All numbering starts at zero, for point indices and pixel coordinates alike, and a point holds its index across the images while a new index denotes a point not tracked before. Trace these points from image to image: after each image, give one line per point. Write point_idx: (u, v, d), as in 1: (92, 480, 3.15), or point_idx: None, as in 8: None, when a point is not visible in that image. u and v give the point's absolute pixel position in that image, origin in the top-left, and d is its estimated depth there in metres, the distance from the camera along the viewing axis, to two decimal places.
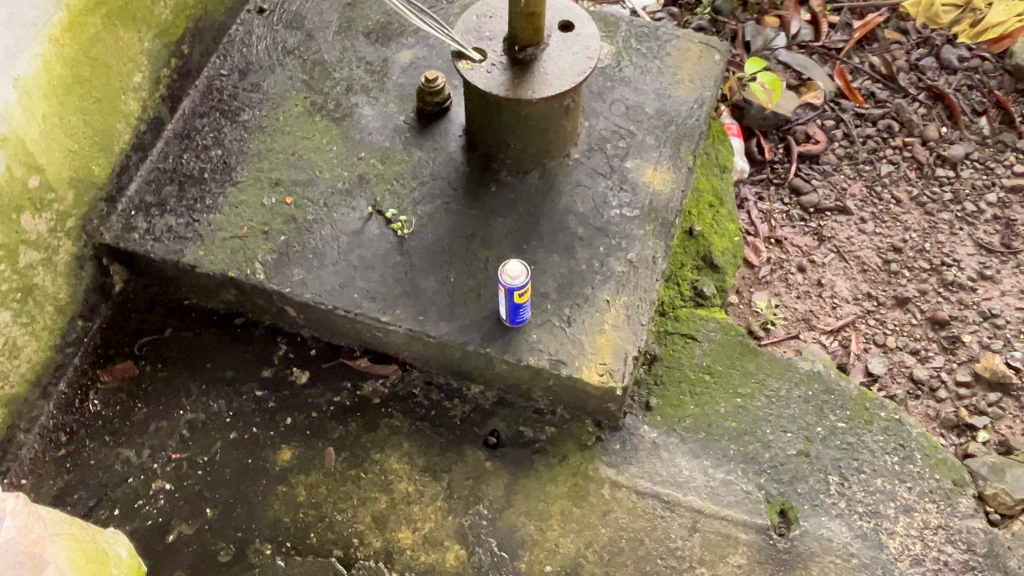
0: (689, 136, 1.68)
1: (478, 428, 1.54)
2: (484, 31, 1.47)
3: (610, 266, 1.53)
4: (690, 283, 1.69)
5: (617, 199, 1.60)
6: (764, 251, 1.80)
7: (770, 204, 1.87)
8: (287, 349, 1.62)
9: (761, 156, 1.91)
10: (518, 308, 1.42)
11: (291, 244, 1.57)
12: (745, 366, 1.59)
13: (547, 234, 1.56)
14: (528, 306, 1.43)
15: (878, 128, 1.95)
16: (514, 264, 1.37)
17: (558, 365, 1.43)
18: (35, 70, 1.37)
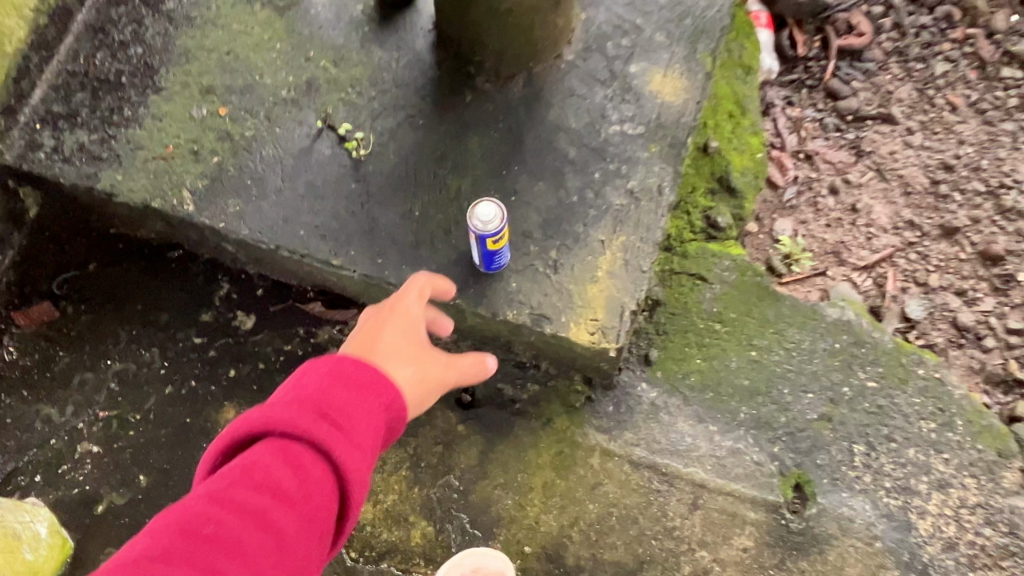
0: (708, 32, 1.37)
1: (450, 384, 1.33)
2: None
3: (606, 198, 1.27)
4: (701, 211, 1.43)
5: (618, 113, 1.32)
6: (791, 168, 1.53)
7: (801, 111, 1.58)
8: (229, 288, 1.40)
9: (793, 52, 1.60)
10: (495, 254, 1.18)
11: (225, 167, 1.31)
12: (763, 313, 1.36)
13: (532, 156, 1.30)
14: (506, 251, 1.19)
15: (936, 16, 1.61)
16: (486, 206, 1.11)
17: (540, 322, 1.21)
18: None
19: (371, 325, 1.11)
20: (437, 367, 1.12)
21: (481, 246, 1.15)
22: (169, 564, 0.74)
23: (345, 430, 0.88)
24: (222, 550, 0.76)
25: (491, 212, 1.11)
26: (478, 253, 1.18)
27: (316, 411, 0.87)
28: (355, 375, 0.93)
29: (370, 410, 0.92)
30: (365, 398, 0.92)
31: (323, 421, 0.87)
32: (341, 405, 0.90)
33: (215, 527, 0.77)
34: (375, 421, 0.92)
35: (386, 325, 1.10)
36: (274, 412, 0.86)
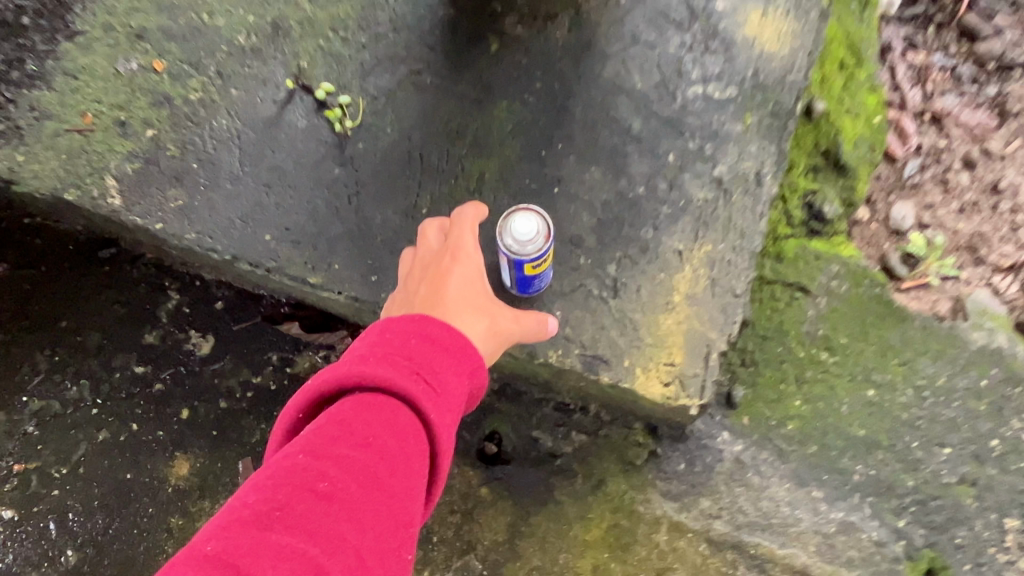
0: None
1: (468, 432, 1.03)
2: None
3: (684, 190, 0.92)
4: (801, 197, 1.08)
5: (700, 68, 0.96)
6: (914, 135, 1.16)
7: (928, 56, 1.20)
8: (180, 299, 1.06)
9: None
10: (534, 275, 0.84)
11: (163, 145, 0.96)
12: (884, 338, 1.02)
13: (581, 131, 0.94)
14: (547, 270, 0.85)
15: None
16: (522, 222, 0.76)
17: (595, 368, 0.88)
18: None
19: (427, 281, 0.82)
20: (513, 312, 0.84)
21: (516, 269, 0.81)
22: (279, 536, 0.50)
23: (438, 392, 0.66)
24: (340, 516, 0.53)
25: (531, 224, 0.77)
26: (511, 277, 0.83)
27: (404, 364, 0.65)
28: (434, 329, 0.70)
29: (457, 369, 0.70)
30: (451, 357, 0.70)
31: (414, 377, 0.64)
32: (428, 360, 0.67)
33: (324, 488, 0.54)
34: (464, 383, 0.70)
35: (446, 272, 0.81)
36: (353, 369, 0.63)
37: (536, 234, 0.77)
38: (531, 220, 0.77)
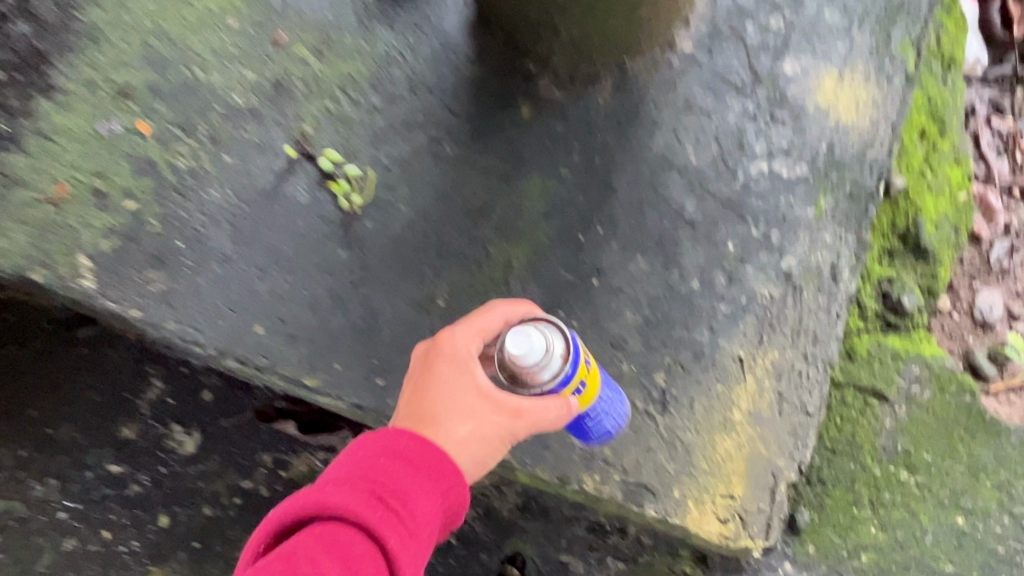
0: (909, 10, 0.88)
1: (487, 553, 0.88)
2: None
3: (748, 285, 0.79)
4: (875, 284, 0.93)
5: (765, 141, 0.83)
6: (1002, 213, 1.02)
7: (1013, 123, 1.07)
8: (163, 391, 0.94)
9: (1005, 34, 1.07)
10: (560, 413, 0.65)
11: (144, 218, 0.82)
12: (975, 456, 0.88)
13: (626, 212, 0.81)
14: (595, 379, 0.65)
15: None
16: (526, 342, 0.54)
17: (639, 497, 0.74)
18: None
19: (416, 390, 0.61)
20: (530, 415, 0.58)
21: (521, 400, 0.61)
22: None
23: (409, 517, 0.52)
24: None
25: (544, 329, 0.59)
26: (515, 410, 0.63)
27: (365, 488, 0.52)
28: (410, 439, 0.55)
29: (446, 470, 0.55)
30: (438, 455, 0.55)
31: (375, 499, 0.51)
32: (403, 477, 0.53)
33: None
34: (450, 492, 0.55)
35: (431, 379, 0.60)
36: (307, 500, 0.51)
37: (534, 352, 0.54)
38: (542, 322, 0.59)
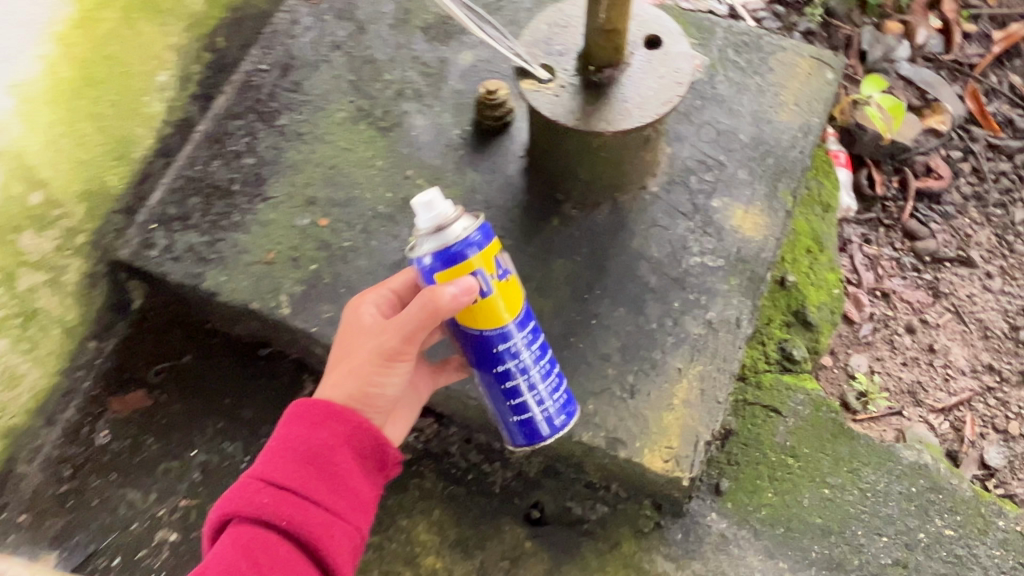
0: (790, 171, 1.43)
1: (520, 498, 1.35)
2: (555, 44, 1.25)
3: (685, 326, 1.31)
4: (776, 343, 1.45)
5: (699, 244, 1.37)
6: (867, 305, 1.54)
7: (879, 249, 1.60)
8: (312, 389, 1.48)
9: (871, 191, 1.64)
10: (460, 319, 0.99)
11: (322, 275, 1.38)
12: (837, 450, 1.36)
13: (613, 281, 1.35)
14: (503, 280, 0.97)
15: (1015, 163, 1.69)
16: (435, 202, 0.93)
17: (615, 446, 1.23)
18: (37, 73, 1.18)
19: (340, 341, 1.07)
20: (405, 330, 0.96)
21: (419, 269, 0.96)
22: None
23: (285, 477, 0.95)
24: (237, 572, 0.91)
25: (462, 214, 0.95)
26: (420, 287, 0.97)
27: (261, 476, 0.96)
28: (302, 417, 0.99)
29: (335, 428, 0.99)
30: (323, 427, 0.98)
31: (265, 481, 0.95)
32: (286, 458, 0.96)
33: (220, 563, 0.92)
34: (329, 439, 0.98)
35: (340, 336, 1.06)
36: (236, 496, 0.95)
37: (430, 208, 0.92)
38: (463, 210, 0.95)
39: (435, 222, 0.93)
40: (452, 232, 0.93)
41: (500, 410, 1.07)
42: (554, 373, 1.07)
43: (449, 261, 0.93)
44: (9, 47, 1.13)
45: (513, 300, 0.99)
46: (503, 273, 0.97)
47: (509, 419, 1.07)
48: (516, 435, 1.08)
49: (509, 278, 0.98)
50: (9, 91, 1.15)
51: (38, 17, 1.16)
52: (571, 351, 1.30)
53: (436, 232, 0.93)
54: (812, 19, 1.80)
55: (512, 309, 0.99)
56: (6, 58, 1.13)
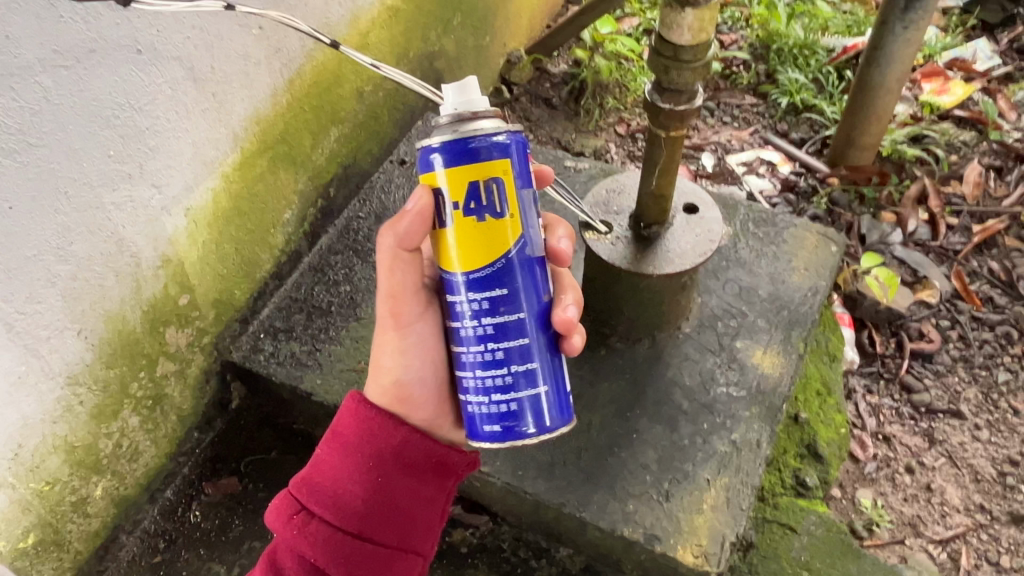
0: (801, 323, 1.70)
1: None
2: (612, 206, 1.57)
3: (713, 444, 1.52)
4: (792, 470, 1.66)
5: (725, 377, 1.62)
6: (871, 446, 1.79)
7: (880, 398, 1.87)
8: None
9: (872, 348, 1.94)
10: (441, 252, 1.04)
11: None
12: (848, 567, 1.52)
13: (652, 404, 1.58)
14: (477, 205, 0.97)
15: (996, 333, 1.98)
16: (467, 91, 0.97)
17: (652, 541, 1.41)
18: (205, 201, 1.49)
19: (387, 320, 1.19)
20: (388, 280, 1.10)
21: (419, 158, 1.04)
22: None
23: (332, 482, 1.07)
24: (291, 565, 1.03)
25: (492, 118, 0.98)
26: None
27: (308, 480, 1.08)
28: (345, 422, 1.12)
29: (380, 437, 1.10)
30: (371, 441, 1.10)
31: (309, 484, 1.08)
32: (331, 465, 1.09)
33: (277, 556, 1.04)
34: (369, 444, 1.10)
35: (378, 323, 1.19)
36: (287, 497, 1.07)
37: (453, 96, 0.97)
38: (496, 115, 0.98)
39: (458, 103, 0.97)
40: (469, 124, 0.96)
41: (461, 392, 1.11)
42: (505, 368, 1.02)
43: (437, 159, 0.96)
44: (193, 179, 1.44)
45: (474, 251, 0.98)
46: (476, 213, 0.97)
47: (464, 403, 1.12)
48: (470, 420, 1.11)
49: (482, 223, 0.98)
50: (185, 213, 1.45)
51: (218, 157, 1.48)
52: (615, 458, 1.51)
53: (456, 115, 0.96)
54: (818, 207, 2.24)
55: (475, 257, 0.99)
56: (188, 188, 1.43)
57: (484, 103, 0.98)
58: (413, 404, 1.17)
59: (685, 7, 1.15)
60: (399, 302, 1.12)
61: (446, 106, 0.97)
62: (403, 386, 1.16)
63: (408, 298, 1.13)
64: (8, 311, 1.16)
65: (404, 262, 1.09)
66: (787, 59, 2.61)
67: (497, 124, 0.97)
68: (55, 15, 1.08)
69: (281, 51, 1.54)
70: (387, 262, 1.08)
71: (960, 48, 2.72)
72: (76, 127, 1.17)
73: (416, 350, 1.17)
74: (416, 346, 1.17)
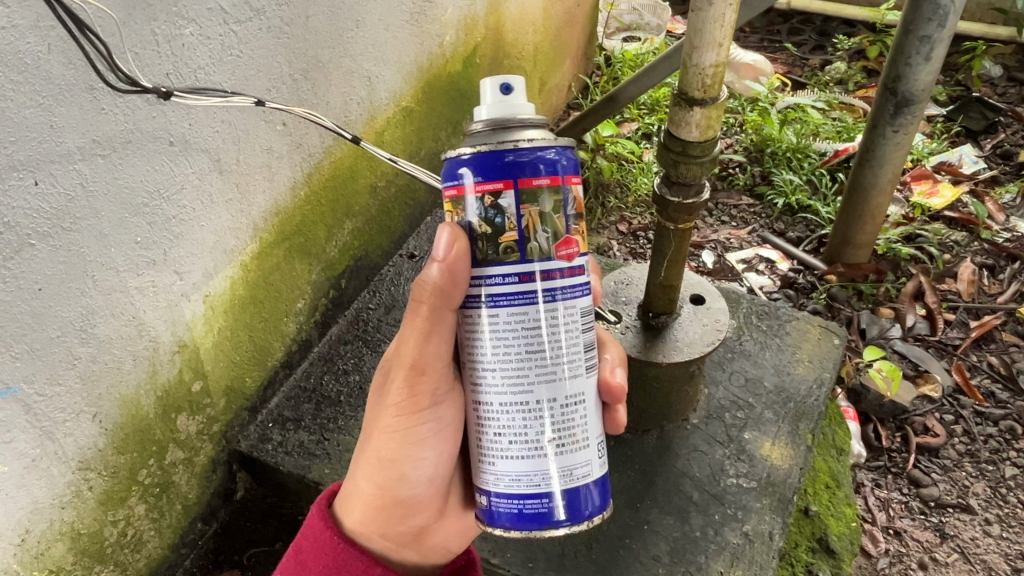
0: (808, 414, 1.72)
1: None
2: (621, 296, 1.62)
3: (725, 536, 1.50)
4: (804, 564, 1.63)
5: (734, 469, 1.62)
6: (882, 540, 1.81)
7: (889, 492, 1.91)
8: None
9: (878, 442, 1.99)
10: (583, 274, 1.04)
11: None
12: None
13: (662, 494, 1.58)
14: None
15: (1000, 427, 2.03)
16: (510, 90, 0.94)
17: None
18: (223, 288, 1.52)
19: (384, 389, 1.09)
20: (422, 347, 1.01)
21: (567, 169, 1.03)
22: None
23: None
24: None
25: (534, 126, 0.95)
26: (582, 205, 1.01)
27: None
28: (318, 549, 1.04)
29: None
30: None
31: None
32: None
33: None
34: None
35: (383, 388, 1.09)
36: None
37: (510, 100, 0.94)
38: (543, 126, 0.96)
39: (497, 106, 0.94)
40: (513, 133, 0.93)
41: (593, 451, 1.00)
42: None
43: None
44: (213, 267, 1.47)
45: None
46: None
47: (596, 470, 1.00)
48: (594, 495, 0.99)
49: None
50: (204, 299, 1.47)
51: (238, 246, 1.52)
52: (627, 549, 1.49)
53: (497, 122, 0.93)
54: (818, 301, 2.29)
55: None
56: (208, 275, 1.47)
57: (525, 108, 0.95)
58: (403, 506, 1.10)
59: (694, 106, 1.22)
60: (425, 379, 1.03)
61: (484, 108, 0.95)
62: (397, 486, 1.09)
63: (438, 374, 1.04)
64: (29, 391, 1.16)
65: (441, 330, 1.00)
66: (781, 161, 2.72)
67: (546, 136, 0.95)
68: (97, 106, 1.13)
69: (302, 146, 1.61)
70: (424, 327, 1.00)
71: (946, 153, 2.85)
72: (108, 213, 1.21)
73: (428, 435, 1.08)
74: (431, 436, 1.08)
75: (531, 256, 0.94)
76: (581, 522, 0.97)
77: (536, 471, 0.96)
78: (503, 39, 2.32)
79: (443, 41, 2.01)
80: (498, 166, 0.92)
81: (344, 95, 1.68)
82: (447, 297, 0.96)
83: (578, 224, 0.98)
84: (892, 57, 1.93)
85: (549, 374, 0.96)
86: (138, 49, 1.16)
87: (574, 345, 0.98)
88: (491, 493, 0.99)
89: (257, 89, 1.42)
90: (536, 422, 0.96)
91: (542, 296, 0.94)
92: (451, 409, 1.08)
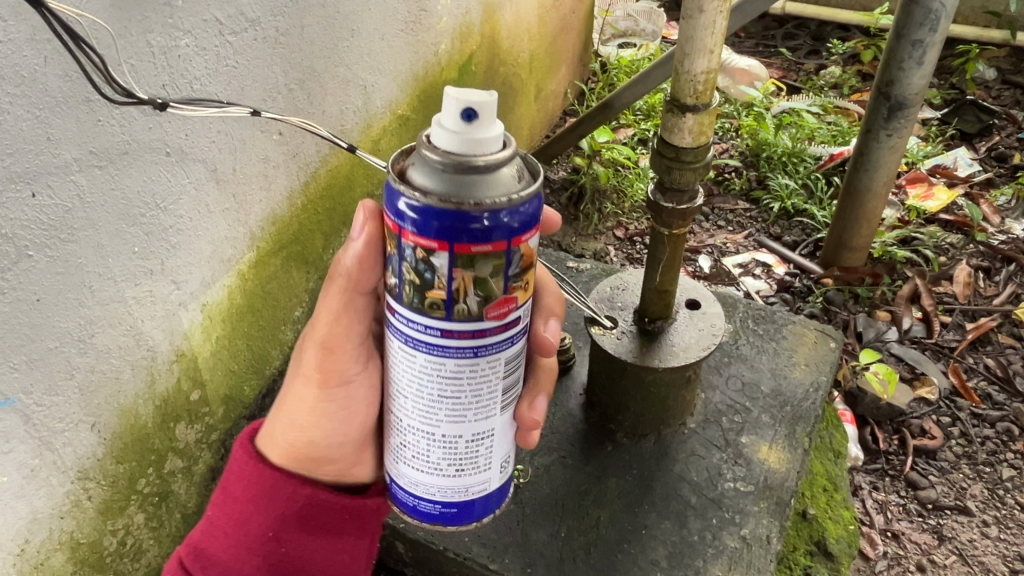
0: (804, 418, 1.73)
1: None
2: (617, 301, 1.62)
3: (723, 540, 1.51)
4: (802, 567, 1.63)
5: (731, 472, 1.62)
6: (879, 543, 1.81)
7: (886, 495, 1.91)
8: None
9: (875, 445, 2.00)
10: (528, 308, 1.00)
11: None
12: None
13: (660, 499, 1.58)
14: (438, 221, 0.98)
15: (997, 429, 2.04)
16: (474, 122, 0.80)
17: None
18: (220, 297, 1.53)
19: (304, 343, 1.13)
20: (333, 326, 1.06)
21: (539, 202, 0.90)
22: None
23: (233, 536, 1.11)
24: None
25: (496, 170, 0.82)
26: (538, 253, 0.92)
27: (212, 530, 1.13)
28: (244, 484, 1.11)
29: (278, 502, 1.10)
30: (240, 539, 1.10)
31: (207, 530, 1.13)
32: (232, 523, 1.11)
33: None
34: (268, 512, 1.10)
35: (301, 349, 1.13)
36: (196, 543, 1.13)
37: (471, 138, 0.81)
38: (507, 172, 0.83)
39: (458, 139, 0.81)
40: (466, 182, 0.81)
41: (494, 469, 1.07)
42: None
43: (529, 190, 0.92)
44: (210, 276, 1.48)
45: None
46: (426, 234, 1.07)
47: (493, 482, 1.08)
48: (486, 501, 1.09)
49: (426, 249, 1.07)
50: (201, 308, 1.48)
51: (234, 255, 1.53)
52: (624, 555, 1.50)
53: (450, 161, 0.81)
54: (815, 305, 2.30)
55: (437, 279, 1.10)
56: (205, 284, 1.48)
57: (491, 148, 0.82)
58: (316, 463, 1.16)
59: (685, 113, 1.22)
60: (335, 358, 1.08)
61: (445, 134, 0.81)
62: (309, 448, 1.14)
63: (347, 355, 1.09)
64: (28, 402, 1.17)
65: (352, 309, 1.05)
66: (777, 166, 2.73)
67: (506, 191, 0.83)
68: (94, 118, 1.14)
69: (299, 155, 1.62)
70: (336, 307, 1.04)
71: (941, 155, 2.86)
72: (105, 224, 1.21)
73: (339, 410, 1.13)
74: (341, 411, 1.13)
75: (457, 315, 0.89)
76: (468, 523, 1.09)
77: (436, 487, 1.04)
78: (498, 47, 2.33)
79: (439, 49, 2.03)
80: (438, 228, 0.83)
81: (340, 104, 1.69)
82: (356, 284, 1.01)
83: (521, 281, 0.91)
84: (885, 61, 1.94)
85: (461, 416, 0.98)
86: (134, 61, 1.17)
87: (491, 393, 0.98)
88: (395, 483, 1.08)
89: (253, 99, 1.43)
90: (440, 450, 1.01)
91: (467, 353, 0.92)
92: (363, 389, 1.13)
